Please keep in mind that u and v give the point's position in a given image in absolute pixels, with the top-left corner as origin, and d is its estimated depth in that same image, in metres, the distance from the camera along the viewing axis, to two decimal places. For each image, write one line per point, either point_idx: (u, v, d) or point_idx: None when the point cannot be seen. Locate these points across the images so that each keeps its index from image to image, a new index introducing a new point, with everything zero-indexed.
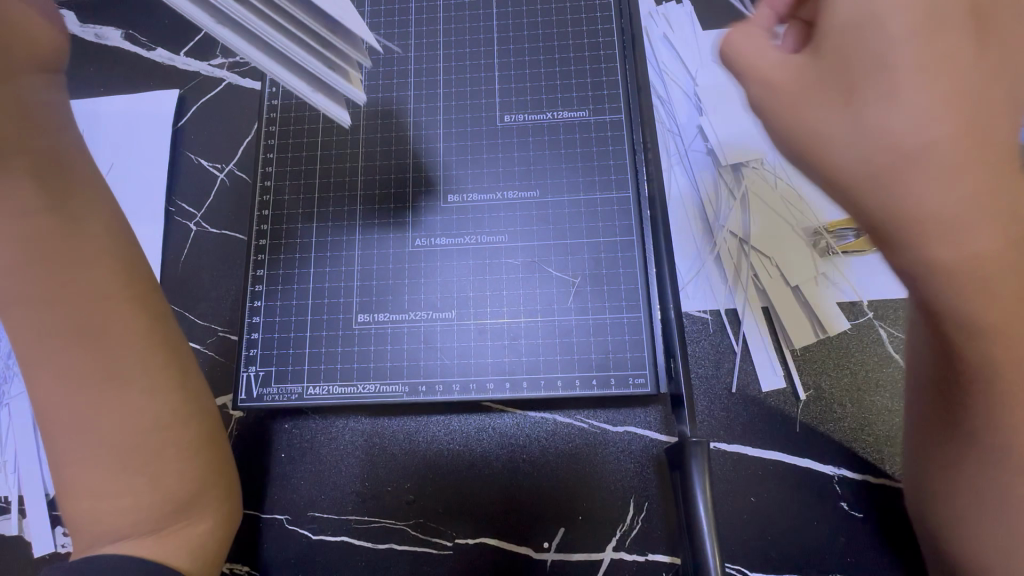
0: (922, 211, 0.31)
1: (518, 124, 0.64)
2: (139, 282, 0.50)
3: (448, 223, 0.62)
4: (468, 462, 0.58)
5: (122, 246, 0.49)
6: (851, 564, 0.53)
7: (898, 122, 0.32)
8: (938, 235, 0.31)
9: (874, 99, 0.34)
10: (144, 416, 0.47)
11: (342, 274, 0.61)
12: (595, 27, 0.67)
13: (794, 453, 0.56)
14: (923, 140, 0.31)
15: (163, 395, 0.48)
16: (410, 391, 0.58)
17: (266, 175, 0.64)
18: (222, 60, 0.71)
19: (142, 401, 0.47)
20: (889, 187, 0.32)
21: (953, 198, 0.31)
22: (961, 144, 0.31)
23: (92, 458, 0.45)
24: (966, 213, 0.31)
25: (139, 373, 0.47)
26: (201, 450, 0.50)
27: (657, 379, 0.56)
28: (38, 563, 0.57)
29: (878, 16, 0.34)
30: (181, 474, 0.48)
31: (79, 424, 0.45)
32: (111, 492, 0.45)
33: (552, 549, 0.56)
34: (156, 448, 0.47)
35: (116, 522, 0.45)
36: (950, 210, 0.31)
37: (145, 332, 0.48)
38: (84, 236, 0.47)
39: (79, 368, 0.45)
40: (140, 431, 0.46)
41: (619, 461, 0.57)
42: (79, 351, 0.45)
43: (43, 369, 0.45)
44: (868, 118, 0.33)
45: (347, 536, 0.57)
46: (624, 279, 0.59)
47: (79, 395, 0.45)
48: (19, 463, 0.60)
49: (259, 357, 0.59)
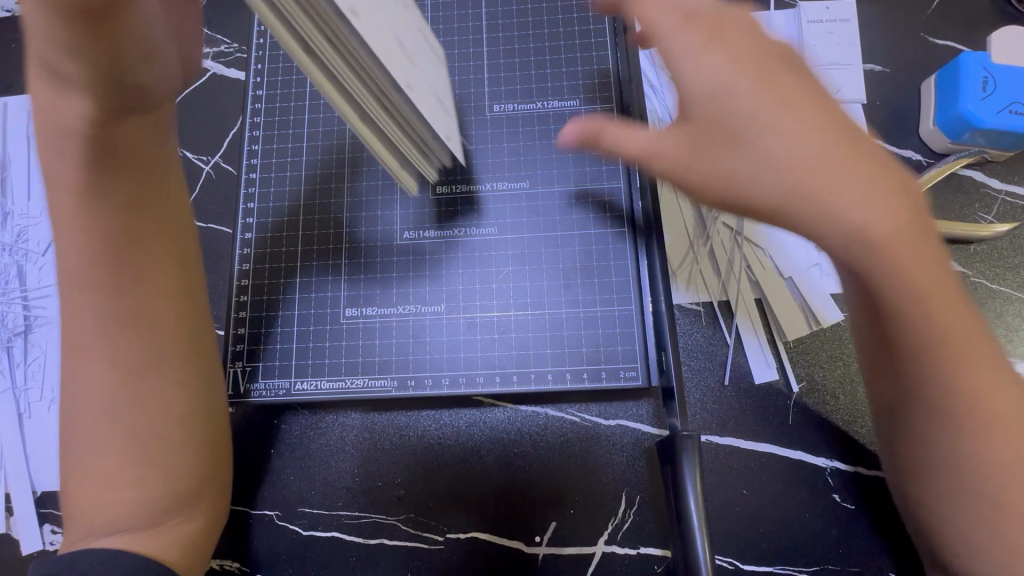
0: (840, 199, 0.36)
1: (508, 114, 0.63)
2: (189, 281, 0.49)
3: (437, 214, 0.61)
4: (459, 456, 0.58)
5: (178, 242, 0.49)
6: (842, 556, 0.53)
7: (765, 160, 0.38)
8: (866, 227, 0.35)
9: (749, 131, 0.38)
10: (169, 413, 0.46)
11: (331, 269, 0.60)
12: (586, 13, 0.66)
13: (786, 445, 0.55)
14: (809, 157, 0.37)
15: (190, 392, 0.48)
16: (400, 386, 0.57)
17: (252, 167, 0.63)
18: (207, 49, 0.69)
19: (170, 398, 0.47)
20: (807, 192, 0.36)
21: (855, 207, 0.36)
22: (822, 165, 0.37)
23: (106, 449, 0.45)
24: (867, 194, 0.36)
25: (174, 369, 0.47)
26: (207, 445, 0.49)
27: (649, 371, 0.56)
28: (28, 559, 0.57)
29: (735, 77, 0.39)
30: (189, 469, 0.47)
31: (100, 413, 0.45)
32: (121, 484, 0.45)
33: (544, 543, 0.56)
34: (167, 441, 0.46)
35: (119, 514, 0.44)
36: (865, 205, 0.36)
37: (182, 327, 0.48)
38: (155, 236, 0.47)
39: (123, 358, 0.45)
40: (157, 424, 0.46)
41: (611, 454, 0.57)
42: (127, 341, 0.45)
43: (83, 356, 0.45)
44: (759, 145, 0.38)
45: (339, 532, 0.57)
46: (615, 272, 0.58)
47: (113, 389, 0.45)
48: (6, 460, 0.59)
49: (246, 352, 0.58)
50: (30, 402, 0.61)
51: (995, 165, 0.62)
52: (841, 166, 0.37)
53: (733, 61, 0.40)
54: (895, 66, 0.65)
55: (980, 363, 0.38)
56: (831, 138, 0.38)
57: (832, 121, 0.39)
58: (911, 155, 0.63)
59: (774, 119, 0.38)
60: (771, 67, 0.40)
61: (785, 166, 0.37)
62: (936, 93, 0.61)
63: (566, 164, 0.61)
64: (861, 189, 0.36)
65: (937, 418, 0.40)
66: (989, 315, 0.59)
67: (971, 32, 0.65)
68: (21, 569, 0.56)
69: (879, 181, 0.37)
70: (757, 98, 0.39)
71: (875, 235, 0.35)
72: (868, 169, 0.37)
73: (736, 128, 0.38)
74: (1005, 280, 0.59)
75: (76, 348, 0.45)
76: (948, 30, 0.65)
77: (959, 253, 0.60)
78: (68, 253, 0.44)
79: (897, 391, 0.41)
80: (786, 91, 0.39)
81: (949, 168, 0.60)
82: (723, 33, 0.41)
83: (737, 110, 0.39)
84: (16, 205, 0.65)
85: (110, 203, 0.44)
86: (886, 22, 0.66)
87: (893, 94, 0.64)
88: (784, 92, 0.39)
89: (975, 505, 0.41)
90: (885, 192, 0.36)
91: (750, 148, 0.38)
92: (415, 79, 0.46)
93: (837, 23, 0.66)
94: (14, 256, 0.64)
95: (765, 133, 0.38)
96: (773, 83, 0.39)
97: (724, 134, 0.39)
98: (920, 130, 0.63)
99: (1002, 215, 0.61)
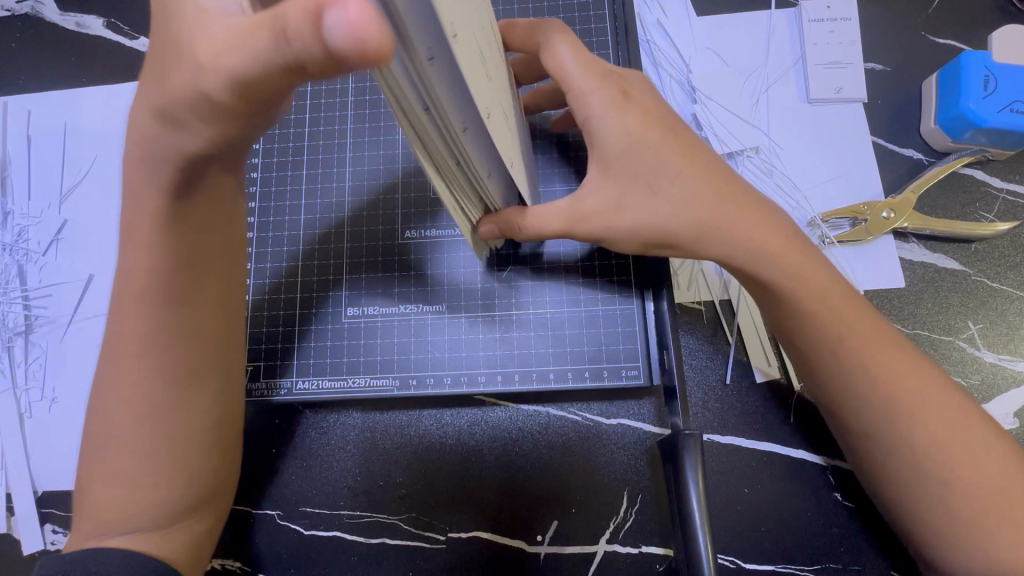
0: (740, 233, 0.47)
1: None
2: (222, 288, 0.48)
3: (438, 214, 0.61)
4: (461, 455, 0.58)
5: (217, 246, 0.48)
6: (843, 554, 0.53)
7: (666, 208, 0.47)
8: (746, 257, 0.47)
9: (664, 185, 0.47)
10: (176, 418, 0.46)
11: (332, 269, 0.60)
12: (588, 12, 0.65)
13: (787, 444, 0.56)
14: (710, 202, 0.47)
15: (200, 398, 0.47)
16: (401, 385, 0.57)
17: (253, 167, 0.63)
18: None
19: (180, 404, 0.46)
20: (717, 233, 0.47)
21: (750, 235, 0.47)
22: (705, 208, 0.47)
23: (135, 450, 0.45)
24: (753, 224, 0.48)
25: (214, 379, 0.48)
26: (228, 449, 0.50)
27: (650, 370, 0.56)
28: (30, 559, 0.57)
29: (637, 139, 0.47)
30: (211, 474, 0.48)
31: (136, 415, 0.45)
32: (147, 487, 0.45)
33: (545, 542, 0.56)
34: (196, 447, 0.47)
35: (138, 516, 0.44)
36: (743, 235, 0.47)
37: (222, 337, 0.49)
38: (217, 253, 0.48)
39: (172, 368, 0.45)
40: (191, 431, 0.46)
41: (613, 454, 0.57)
42: (180, 354, 0.45)
43: (125, 357, 0.45)
44: (674, 195, 0.47)
45: (340, 531, 0.57)
46: (616, 271, 0.58)
47: (126, 393, 0.45)
48: (7, 460, 0.59)
49: (247, 351, 0.58)
50: (31, 401, 0.60)
51: (996, 164, 0.62)
52: (720, 206, 0.47)
53: (642, 121, 0.48)
54: (896, 65, 0.65)
55: (889, 357, 0.46)
56: (719, 181, 0.48)
57: (713, 168, 0.49)
58: (912, 154, 0.63)
59: (666, 174, 0.47)
60: (667, 125, 0.49)
61: (697, 213, 0.47)
62: (936, 92, 0.62)
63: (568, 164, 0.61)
64: (750, 223, 0.48)
65: (878, 407, 0.46)
66: (990, 313, 0.59)
67: (972, 31, 0.65)
68: (22, 569, 0.57)
69: (758, 210, 0.49)
70: (665, 154, 0.47)
71: (774, 259, 0.47)
72: (739, 203, 0.48)
73: (642, 183, 0.47)
74: (1006, 278, 0.59)
75: (121, 350, 0.45)
76: (949, 29, 0.65)
77: (961, 252, 0.60)
78: (131, 259, 0.43)
79: (840, 391, 0.47)
80: (679, 144, 0.49)
81: (951, 167, 0.60)
82: (618, 94, 0.49)
83: (639, 173, 0.47)
84: (16, 205, 0.65)
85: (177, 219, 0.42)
86: (887, 20, 0.66)
87: (894, 92, 0.64)
88: (679, 147, 0.48)
89: (937, 488, 0.45)
90: (762, 220, 0.48)
91: (654, 199, 0.47)
92: (503, 139, 0.40)
93: (838, 22, 0.66)
94: (14, 256, 0.64)
95: (676, 186, 0.47)
96: (671, 138, 0.48)
97: (632, 187, 0.47)
98: (921, 129, 0.63)
99: (1004, 213, 0.61)
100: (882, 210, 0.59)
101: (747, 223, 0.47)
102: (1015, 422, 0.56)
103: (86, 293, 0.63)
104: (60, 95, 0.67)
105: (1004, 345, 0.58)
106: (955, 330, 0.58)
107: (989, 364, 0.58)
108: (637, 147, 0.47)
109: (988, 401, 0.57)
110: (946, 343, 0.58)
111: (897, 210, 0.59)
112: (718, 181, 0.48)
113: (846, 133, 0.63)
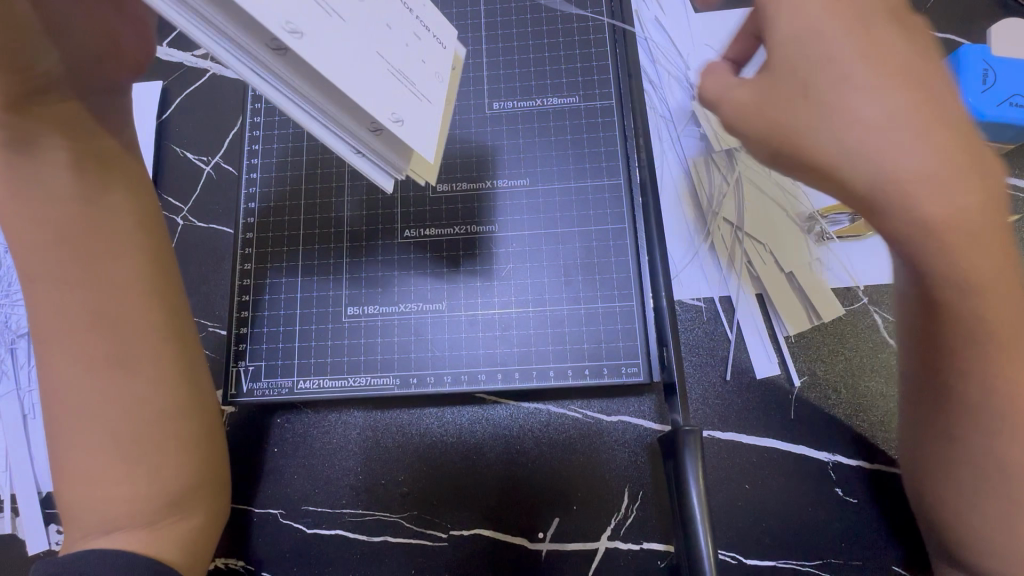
0: (916, 168, 0.34)
1: (508, 111, 0.63)
2: (165, 280, 0.51)
3: (437, 212, 0.61)
4: (463, 453, 0.58)
5: (151, 245, 0.52)
6: (845, 550, 0.53)
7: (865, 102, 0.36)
8: (928, 195, 0.34)
9: (843, 99, 0.37)
10: (150, 406, 0.47)
11: (332, 267, 0.60)
12: (585, 10, 0.65)
13: (787, 440, 0.56)
14: (902, 127, 0.36)
15: (171, 388, 0.49)
16: (402, 383, 0.57)
17: (252, 167, 0.63)
18: (207, 50, 0.70)
19: (147, 392, 0.47)
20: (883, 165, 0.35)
21: (935, 195, 0.34)
22: (909, 135, 0.35)
23: (94, 446, 0.46)
24: (950, 183, 0.34)
25: (147, 364, 0.48)
26: (210, 445, 0.51)
27: (650, 368, 0.56)
28: (34, 560, 0.57)
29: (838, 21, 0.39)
30: (189, 467, 0.48)
31: (84, 413, 0.46)
32: (109, 484, 0.45)
33: (546, 539, 0.56)
34: (151, 437, 0.47)
35: (109, 512, 0.45)
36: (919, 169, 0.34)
37: (155, 325, 0.49)
38: (106, 226, 0.49)
39: (93, 353, 0.46)
40: (141, 420, 0.47)
41: (614, 451, 0.57)
42: (94, 335, 0.47)
43: (61, 355, 0.47)
44: (845, 114, 0.37)
45: (343, 530, 0.57)
46: (616, 267, 0.58)
47: (95, 378, 0.46)
48: (11, 461, 0.59)
49: (248, 352, 0.59)
50: (33, 403, 0.61)
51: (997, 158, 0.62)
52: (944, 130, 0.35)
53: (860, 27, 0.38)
54: None
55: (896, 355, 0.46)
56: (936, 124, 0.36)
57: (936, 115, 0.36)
58: None
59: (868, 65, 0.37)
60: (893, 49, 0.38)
61: (870, 129, 0.36)
62: None
63: (567, 160, 0.61)
64: (944, 178, 0.34)
65: None
66: None
67: (973, 26, 0.65)
68: (26, 570, 0.57)
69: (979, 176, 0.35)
70: (866, 71, 0.37)
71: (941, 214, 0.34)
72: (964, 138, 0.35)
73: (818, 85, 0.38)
74: None
75: (58, 350, 0.47)
76: (949, 25, 0.65)
77: None
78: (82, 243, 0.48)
79: None
80: (911, 71, 0.37)
81: None
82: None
83: (837, 60, 0.38)
84: None
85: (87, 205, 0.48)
86: None
87: None
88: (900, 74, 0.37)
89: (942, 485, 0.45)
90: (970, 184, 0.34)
91: (833, 106, 0.37)
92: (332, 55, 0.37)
93: None
94: None
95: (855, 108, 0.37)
96: (911, 41, 0.39)
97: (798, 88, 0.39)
98: None
99: None
100: None
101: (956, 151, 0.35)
102: None
103: None
104: None
105: None
106: None
107: None
108: (824, 56, 0.38)
109: None
110: None
111: None
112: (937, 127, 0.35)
113: None
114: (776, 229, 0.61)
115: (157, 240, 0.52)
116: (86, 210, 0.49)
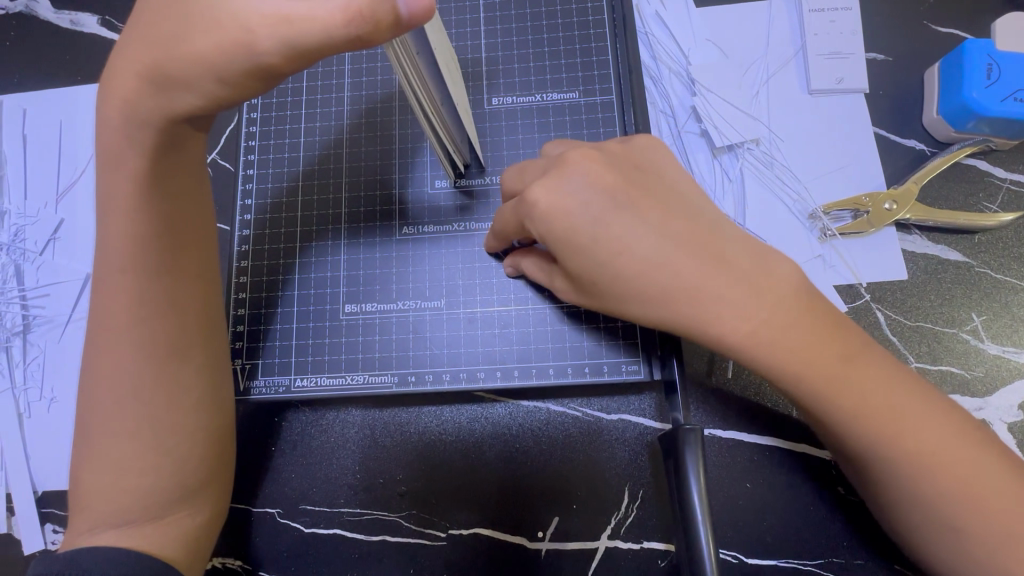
0: (721, 322, 0.41)
1: (507, 106, 0.62)
2: (210, 280, 0.52)
3: (436, 209, 0.60)
4: (461, 452, 0.58)
5: (205, 244, 0.52)
6: (847, 549, 0.53)
7: (660, 253, 0.41)
8: (729, 325, 0.41)
9: (638, 276, 0.42)
10: (187, 399, 0.48)
11: (330, 265, 0.60)
12: (585, 5, 0.64)
13: (789, 438, 0.55)
14: (691, 282, 0.41)
15: (205, 384, 0.50)
16: (400, 382, 0.57)
17: (248, 163, 0.63)
18: None
19: (188, 385, 0.48)
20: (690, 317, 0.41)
21: (738, 324, 0.41)
22: (705, 284, 0.41)
23: (123, 432, 0.46)
24: (743, 306, 0.40)
25: (197, 355, 0.49)
26: (223, 441, 0.51)
27: (650, 365, 0.55)
28: (30, 559, 0.56)
29: (613, 215, 0.41)
30: (199, 463, 0.48)
31: (127, 396, 0.46)
32: (134, 472, 0.46)
33: (546, 538, 0.55)
34: (179, 430, 0.48)
35: (125, 502, 0.45)
36: (734, 314, 0.40)
37: (199, 315, 0.50)
38: (181, 221, 0.49)
39: (152, 341, 0.47)
40: (175, 412, 0.47)
41: (614, 449, 0.57)
42: (147, 325, 0.47)
43: (110, 335, 0.47)
44: (651, 286, 0.42)
45: (341, 529, 0.57)
46: None
47: (142, 365, 0.46)
48: (6, 459, 0.59)
49: (244, 350, 0.58)
50: (29, 402, 0.60)
51: (999, 155, 0.61)
52: (692, 246, 0.42)
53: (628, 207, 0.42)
54: (899, 55, 0.64)
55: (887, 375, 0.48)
56: (713, 269, 0.41)
57: (710, 254, 0.41)
58: (914, 144, 0.62)
59: (599, 211, 0.41)
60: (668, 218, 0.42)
61: (669, 291, 0.41)
62: (939, 83, 0.61)
63: None
64: (737, 306, 0.40)
65: None
66: (995, 305, 0.58)
67: (977, 20, 0.64)
68: (22, 569, 0.56)
69: (755, 290, 0.41)
70: (650, 248, 0.41)
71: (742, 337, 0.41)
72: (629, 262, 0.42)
73: (616, 272, 0.42)
74: (1010, 269, 0.59)
75: (107, 331, 0.47)
76: (953, 19, 0.64)
77: (964, 244, 0.59)
78: (111, 228, 0.46)
79: None
80: (677, 227, 0.42)
81: (955, 156, 0.59)
82: (616, 183, 0.43)
83: (629, 249, 0.41)
84: (13, 204, 0.64)
85: (154, 201, 0.46)
86: (889, 10, 0.65)
87: (896, 83, 0.63)
88: (678, 234, 0.42)
89: None
90: (754, 297, 0.41)
91: (641, 279, 0.42)
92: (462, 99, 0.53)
93: (840, 12, 0.65)
94: (11, 256, 0.63)
95: (660, 276, 0.41)
96: (643, 207, 0.42)
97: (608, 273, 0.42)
98: (923, 119, 0.62)
99: (1007, 204, 0.60)
100: (885, 202, 0.58)
101: (760, 286, 0.41)
102: (1020, 414, 0.56)
103: (83, 292, 0.62)
104: (56, 94, 0.67)
105: (1008, 337, 0.57)
106: (959, 322, 0.58)
107: (994, 357, 0.57)
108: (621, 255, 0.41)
109: (992, 394, 0.56)
110: (949, 335, 0.57)
111: (899, 202, 0.58)
112: (721, 273, 0.41)
113: (847, 124, 0.63)
114: (777, 227, 0.61)
115: (209, 238, 0.52)
116: (168, 207, 0.47)
